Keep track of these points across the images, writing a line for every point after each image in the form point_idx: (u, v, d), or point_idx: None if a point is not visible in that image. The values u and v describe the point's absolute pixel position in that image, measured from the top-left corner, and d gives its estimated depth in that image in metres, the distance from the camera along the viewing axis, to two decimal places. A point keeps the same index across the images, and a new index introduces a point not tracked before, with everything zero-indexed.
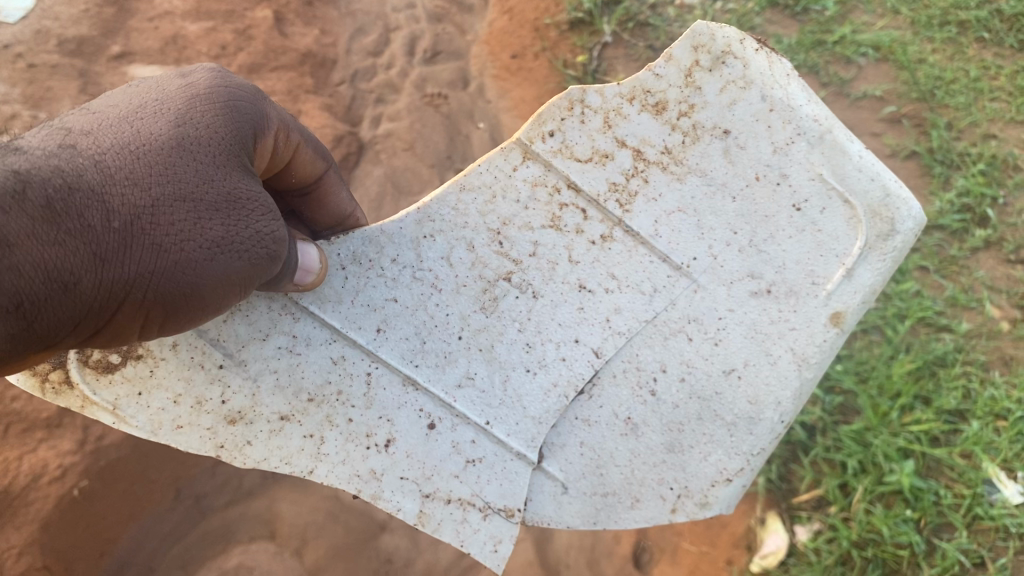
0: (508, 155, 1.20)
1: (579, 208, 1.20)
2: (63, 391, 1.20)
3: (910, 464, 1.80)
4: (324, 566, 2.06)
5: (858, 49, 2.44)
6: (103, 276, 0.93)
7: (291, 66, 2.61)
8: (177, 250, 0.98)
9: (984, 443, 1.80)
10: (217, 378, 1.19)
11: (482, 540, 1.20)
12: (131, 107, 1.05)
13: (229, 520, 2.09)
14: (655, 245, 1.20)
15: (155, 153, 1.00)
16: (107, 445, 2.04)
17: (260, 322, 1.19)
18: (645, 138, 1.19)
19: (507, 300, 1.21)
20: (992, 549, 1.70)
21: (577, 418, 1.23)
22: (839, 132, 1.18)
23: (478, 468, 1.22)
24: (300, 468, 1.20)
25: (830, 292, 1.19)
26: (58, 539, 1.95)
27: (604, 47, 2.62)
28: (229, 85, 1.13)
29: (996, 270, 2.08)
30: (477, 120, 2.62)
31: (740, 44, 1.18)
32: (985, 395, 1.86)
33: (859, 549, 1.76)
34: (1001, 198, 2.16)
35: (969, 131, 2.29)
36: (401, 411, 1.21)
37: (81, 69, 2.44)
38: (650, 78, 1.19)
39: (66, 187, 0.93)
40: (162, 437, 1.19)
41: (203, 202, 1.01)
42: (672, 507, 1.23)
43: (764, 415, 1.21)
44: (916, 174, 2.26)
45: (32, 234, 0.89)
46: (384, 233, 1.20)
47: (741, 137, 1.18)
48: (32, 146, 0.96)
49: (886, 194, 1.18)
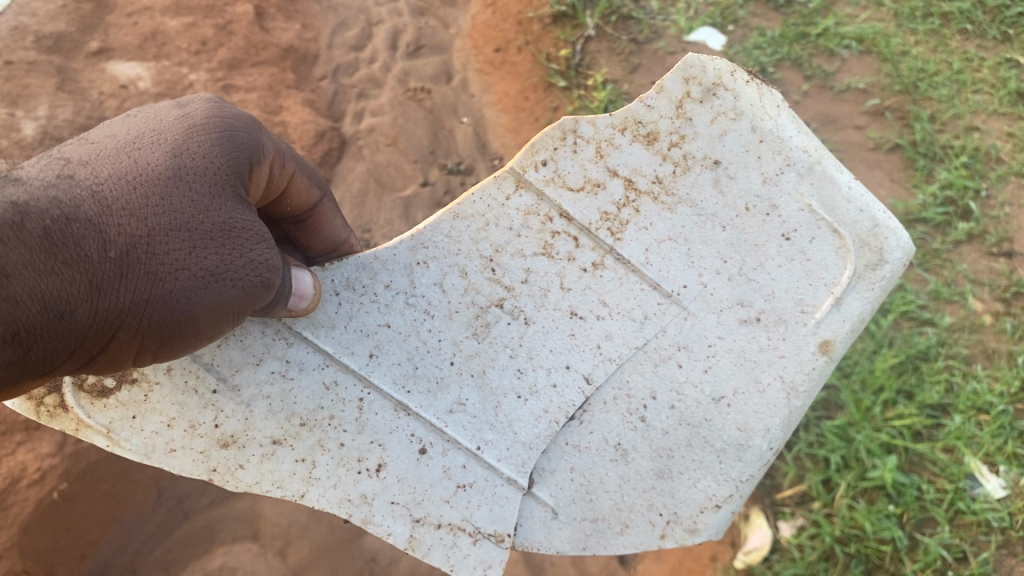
0: (500, 184, 1.18)
1: (571, 236, 1.18)
2: (58, 414, 1.18)
3: (893, 459, 1.80)
4: (307, 566, 2.05)
5: (841, 42, 2.44)
6: (99, 305, 0.92)
7: (272, 61, 2.59)
8: (173, 279, 0.96)
9: (966, 437, 1.80)
10: (210, 403, 1.18)
11: (472, 565, 1.19)
12: (127, 137, 1.03)
13: (212, 520, 2.08)
14: (646, 274, 1.18)
15: (153, 183, 0.98)
16: (86, 446, 2.01)
17: (253, 346, 1.17)
18: (636, 168, 1.18)
19: (498, 326, 1.20)
20: (974, 543, 1.70)
21: (568, 444, 1.22)
22: (828, 163, 1.17)
23: (469, 493, 1.20)
24: (291, 492, 1.18)
25: (819, 320, 1.18)
26: (36, 542, 1.92)
27: (587, 41, 2.60)
28: (226, 116, 1.11)
29: (979, 263, 2.07)
30: (460, 115, 2.59)
31: (731, 76, 1.17)
32: (967, 389, 1.86)
33: (842, 544, 1.76)
34: (983, 191, 2.16)
35: (952, 123, 2.29)
36: (392, 436, 1.20)
37: (59, 65, 2.40)
38: (642, 110, 1.17)
39: (64, 217, 0.91)
40: (155, 461, 1.17)
41: (199, 231, 0.99)
42: (662, 532, 1.22)
43: (753, 442, 1.20)
44: (900, 167, 2.26)
45: (29, 263, 0.87)
46: (378, 259, 1.19)
47: (731, 168, 1.17)
48: (28, 176, 0.94)
49: (874, 225, 1.17)
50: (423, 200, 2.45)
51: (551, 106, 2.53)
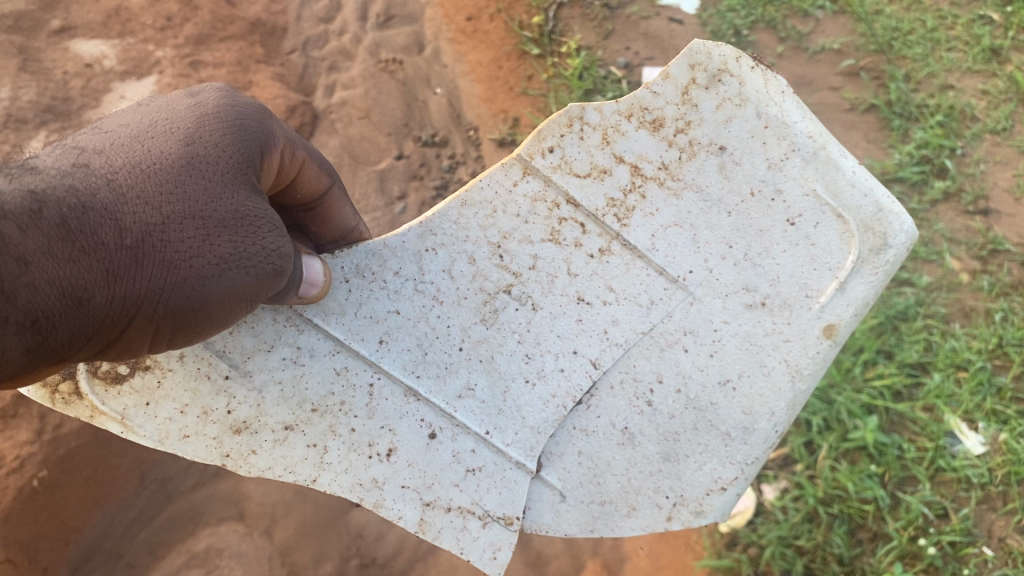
0: (507, 170, 1.17)
1: (577, 221, 1.17)
2: (73, 401, 1.16)
3: (874, 419, 1.80)
4: (294, 544, 2.05)
5: (815, 3, 2.42)
6: (116, 292, 0.89)
7: (240, 36, 2.54)
8: (186, 266, 0.94)
9: (946, 396, 1.81)
10: (223, 389, 1.16)
11: (482, 548, 1.19)
12: (139, 127, 1.00)
13: (196, 502, 2.07)
14: (651, 259, 1.17)
15: (166, 171, 0.96)
16: (65, 433, 1.98)
17: (265, 333, 1.16)
18: (642, 155, 1.16)
19: (506, 312, 1.18)
20: (955, 500, 1.72)
21: (576, 428, 1.21)
22: (833, 148, 1.16)
23: (478, 477, 1.20)
24: (303, 477, 1.18)
25: (823, 305, 1.17)
26: (19, 531, 1.90)
27: (560, 8, 2.56)
28: (236, 105, 1.08)
29: (956, 222, 2.08)
30: (433, 86, 2.55)
31: (736, 62, 1.15)
32: (946, 347, 1.87)
33: (825, 506, 1.75)
34: (959, 149, 2.16)
35: (926, 82, 2.28)
36: (402, 421, 1.19)
37: (20, 45, 2.34)
38: (648, 96, 1.16)
39: (81, 205, 0.89)
40: (170, 447, 1.16)
41: (212, 218, 0.97)
42: (668, 514, 1.22)
43: (758, 425, 1.19)
44: (876, 128, 2.26)
45: (48, 251, 0.85)
46: (387, 246, 1.17)
47: (736, 154, 1.15)
48: (43, 165, 0.92)
49: (878, 209, 1.16)
50: (398, 173, 2.42)
51: (525, 75, 2.51)
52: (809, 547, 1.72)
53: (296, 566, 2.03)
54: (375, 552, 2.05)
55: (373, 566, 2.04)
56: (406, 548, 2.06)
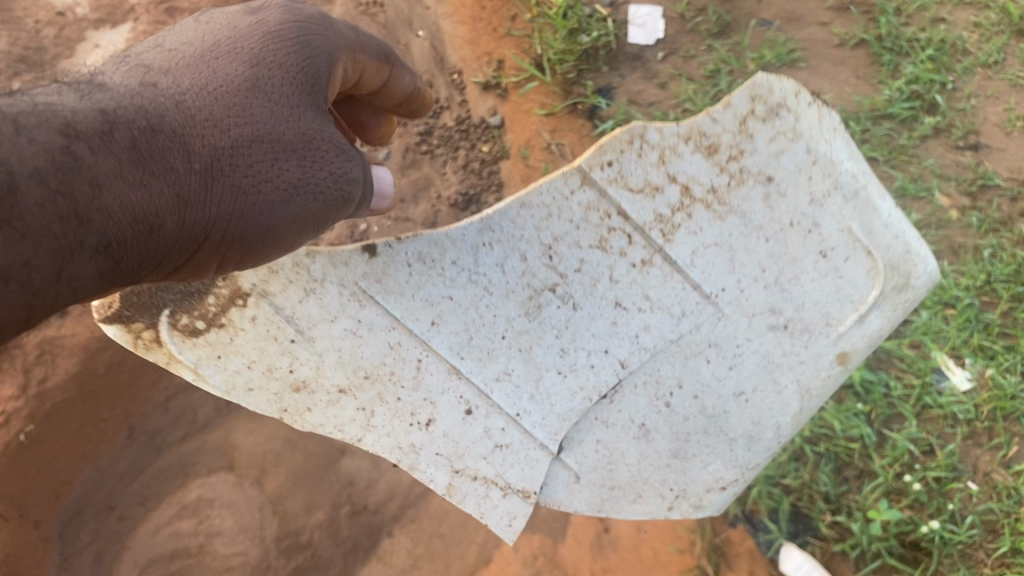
0: (566, 179, 1.08)
1: (626, 234, 1.10)
2: (153, 347, 1.17)
3: (861, 358, 1.77)
4: (286, 492, 2.05)
5: None
6: (186, 218, 0.87)
7: None
8: (255, 191, 0.93)
9: (933, 332, 1.78)
10: (287, 350, 1.18)
11: (499, 514, 1.29)
12: (203, 46, 0.97)
13: (185, 454, 2.08)
14: (690, 276, 1.12)
15: (233, 92, 0.94)
16: (50, 387, 1.91)
17: (330, 303, 1.16)
18: (695, 177, 1.07)
19: (549, 309, 1.16)
20: (940, 436, 1.72)
21: (597, 419, 1.25)
22: (873, 185, 1.10)
23: (504, 453, 1.26)
24: (350, 436, 1.24)
25: (840, 334, 1.17)
26: (7, 485, 1.89)
27: None
28: (302, 20, 1.05)
29: (945, 157, 2.06)
30: (416, 28, 2.49)
31: (794, 95, 1.05)
32: (934, 285, 1.81)
33: (811, 444, 1.76)
34: (949, 83, 2.11)
35: (917, 16, 2.21)
36: (444, 396, 1.23)
37: None
38: (706, 120, 1.05)
39: (151, 127, 0.86)
40: (235, 397, 1.20)
41: (282, 142, 0.96)
42: (669, 504, 1.31)
43: (764, 434, 1.25)
44: (865, 63, 2.21)
45: (122, 173, 0.81)
46: (449, 237, 1.11)
47: (781, 184, 1.07)
48: (111, 82, 0.88)
49: (906, 251, 1.12)
50: None
51: (510, 15, 2.46)
52: (795, 486, 1.74)
53: (287, 514, 2.04)
54: (366, 499, 2.05)
55: (365, 513, 2.05)
56: (398, 494, 2.06)
